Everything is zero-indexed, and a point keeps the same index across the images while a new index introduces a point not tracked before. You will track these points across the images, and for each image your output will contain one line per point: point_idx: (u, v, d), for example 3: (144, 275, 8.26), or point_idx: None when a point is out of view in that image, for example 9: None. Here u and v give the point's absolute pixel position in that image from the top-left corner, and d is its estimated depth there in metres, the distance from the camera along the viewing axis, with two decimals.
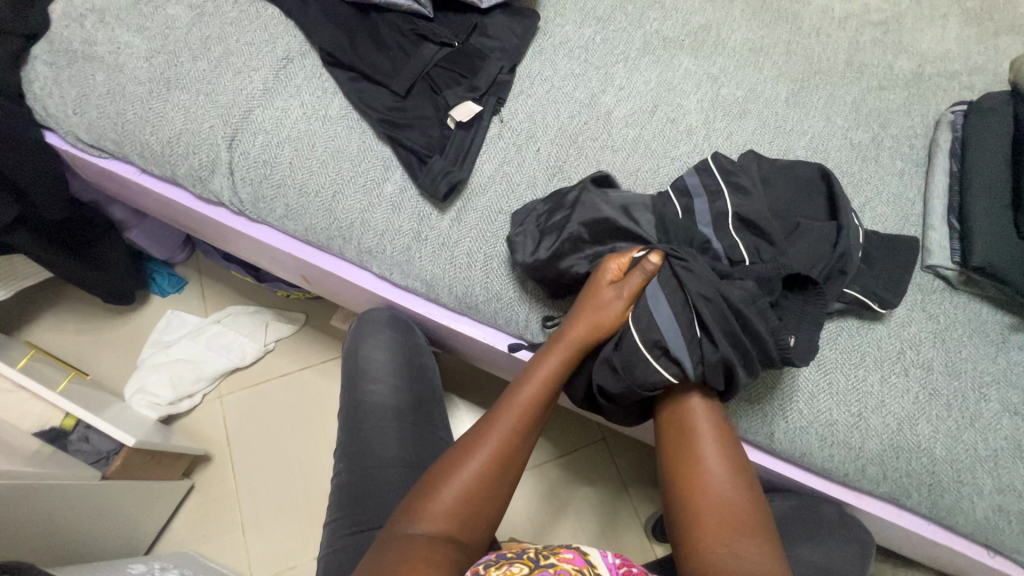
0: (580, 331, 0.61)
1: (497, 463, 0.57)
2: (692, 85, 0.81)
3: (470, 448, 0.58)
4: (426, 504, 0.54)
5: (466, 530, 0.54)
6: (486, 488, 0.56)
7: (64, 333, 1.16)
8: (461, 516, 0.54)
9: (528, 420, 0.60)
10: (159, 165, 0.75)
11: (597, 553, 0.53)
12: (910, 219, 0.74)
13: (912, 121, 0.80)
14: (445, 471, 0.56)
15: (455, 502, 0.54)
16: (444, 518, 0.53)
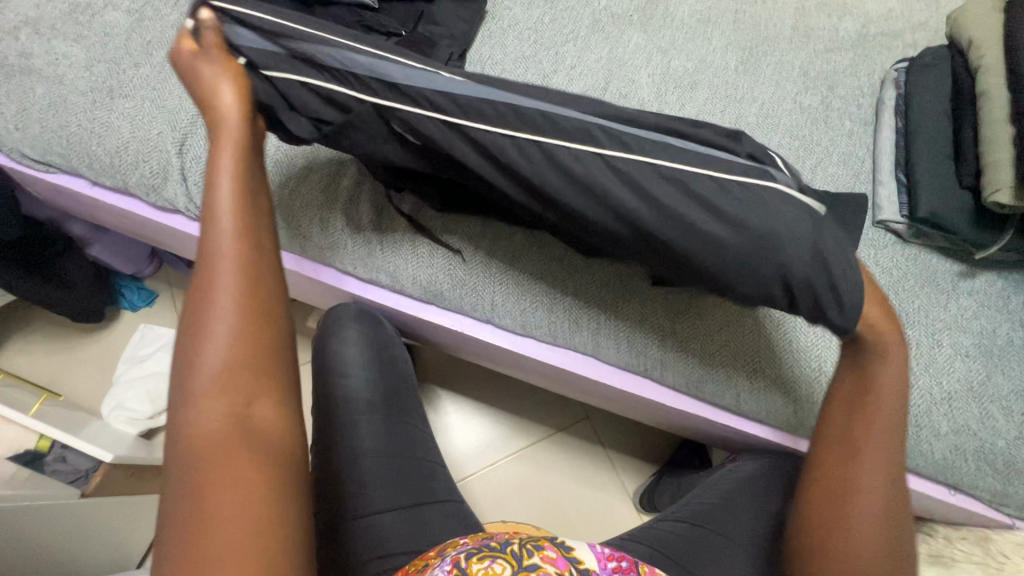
0: (230, 140, 0.54)
1: (249, 299, 0.49)
2: (643, 59, 0.82)
3: (209, 311, 0.48)
4: (189, 376, 0.46)
5: (261, 387, 0.47)
6: (247, 331, 0.48)
7: (34, 357, 1.14)
8: (244, 379, 0.47)
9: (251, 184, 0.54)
10: (109, 176, 0.73)
11: (587, 546, 0.52)
12: (860, 176, 0.76)
13: (859, 81, 0.82)
14: (198, 324, 0.48)
15: (221, 360, 0.46)
16: (224, 398, 0.45)
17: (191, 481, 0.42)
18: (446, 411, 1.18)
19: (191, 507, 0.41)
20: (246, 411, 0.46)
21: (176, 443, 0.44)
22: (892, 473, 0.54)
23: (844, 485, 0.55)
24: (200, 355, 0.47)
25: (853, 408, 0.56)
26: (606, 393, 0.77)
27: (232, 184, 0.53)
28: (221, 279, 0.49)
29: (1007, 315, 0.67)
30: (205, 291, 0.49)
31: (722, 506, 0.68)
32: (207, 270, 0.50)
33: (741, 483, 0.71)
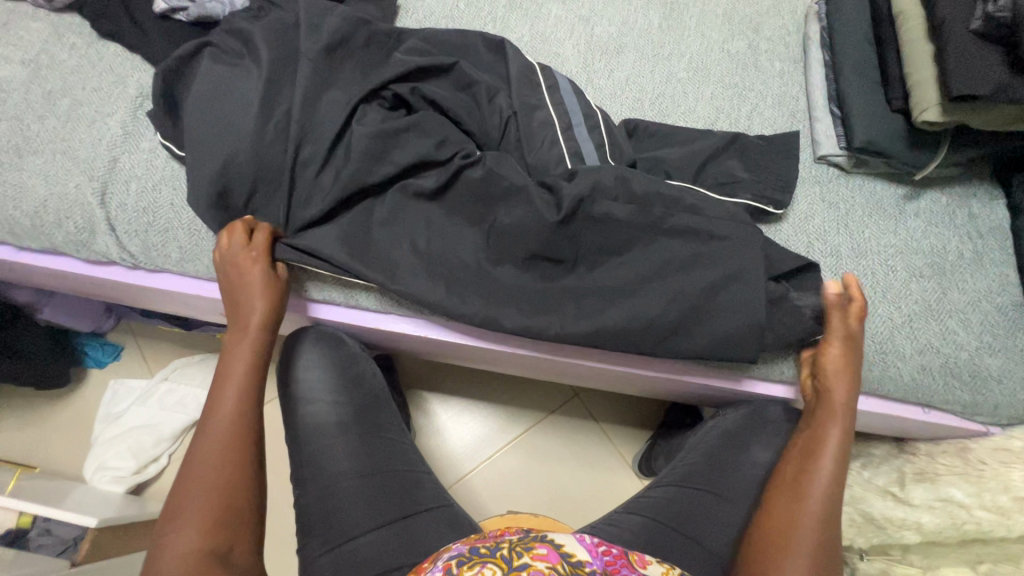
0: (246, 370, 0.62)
1: (228, 470, 0.55)
2: (565, 31, 0.80)
3: (183, 498, 0.53)
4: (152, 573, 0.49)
5: (237, 536, 0.53)
6: (217, 512, 0.53)
7: (5, 433, 1.10)
8: (218, 532, 0.52)
9: (240, 447, 0.57)
10: (34, 239, 0.70)
11: (574, 538, 0.48)
12: (797, 115, 0.75)
13: (782, 20, 0.81)
14: (163, 535, 0.51)
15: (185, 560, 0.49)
16: (189, 562, 0.49)
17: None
18: (435, 415, 1.17)
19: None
20: (224, 561, 0.50)
21: None
22: (828, 521, 0.55)
23: (782, 529, 0.54)
24: (177, 526, 0.52)
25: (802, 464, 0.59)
26: (577, 371, 0.77)
27: (243, 384, 0.61)
28: (199, 490, 0.53)
29: (955, 230, 0.68)
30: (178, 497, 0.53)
31: (705, 465, 0.69)
32: (198, 439, 0.58)
33: (722, 439, 0.71)
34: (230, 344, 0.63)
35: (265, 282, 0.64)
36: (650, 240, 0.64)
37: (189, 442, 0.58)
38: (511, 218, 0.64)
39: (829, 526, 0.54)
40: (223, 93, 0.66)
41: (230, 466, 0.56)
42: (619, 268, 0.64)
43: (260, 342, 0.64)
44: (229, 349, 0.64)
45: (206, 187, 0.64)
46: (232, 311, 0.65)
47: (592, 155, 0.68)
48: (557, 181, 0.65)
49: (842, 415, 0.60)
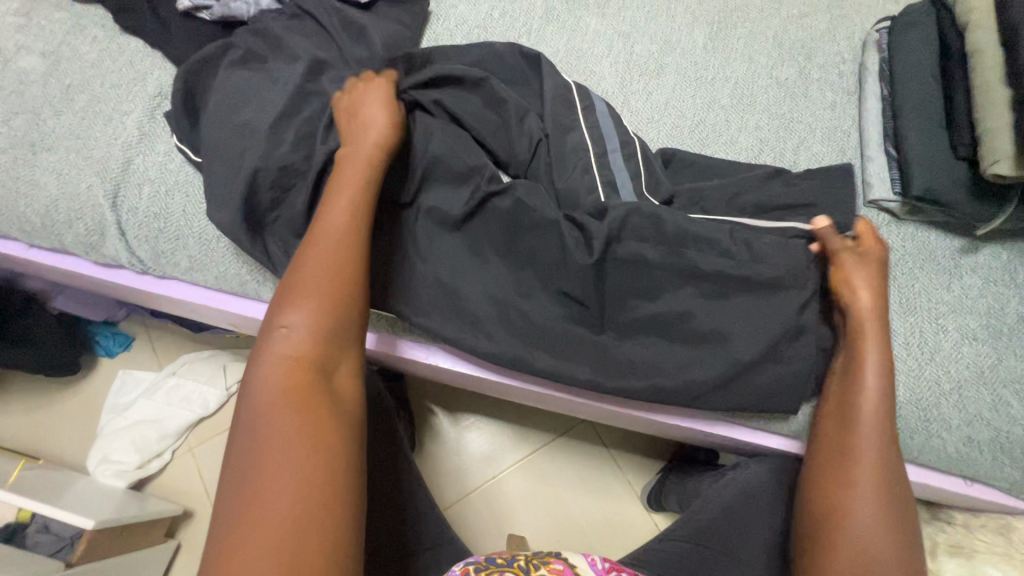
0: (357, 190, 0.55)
1: (337, 296, 0.51)
2: (603, 47, 0.76)
3: (283, 315, 0.49)
4: (251, 397, 0.46)
5: (338, 361, 0.50)
6: (318, 335, 0.49)
7: (13, 417, 1.10)
8: (324, 347, 0.49)
9: (346, 264, 0.52)
10: (44, 237, 0.68)
11: (586, 561, 0.53)
12: (847, 152, 0.70)
13: (838, 46, 0.76)
14: (258, 356, 0.48)
15: (283, 383, 0.46)
16: (291, 369, 0.47)
17: (257, 437, 0.43)
18: (442, 428, 1.14)
19: (250, 466, 0.42)
20: (322, 380, 0.48)
21: (239, 448, 0.44)
22: (886, 434, 0.55)
23: (841, 457, 0.56)
24: (286, 322, 0.49)
25: (842, 398, 0.57)
26: (591, 409, 0.73)
27: (357, 204, 0.55)
28: (300, 308, 0.49)
29: (1016, 290, 0.63)
30: (276, 313, 0.50)
31: (723, 522, 0.65)
32: (307, 247, 0.53)
33: (742, 498, 0.66)
34: (342, 160, 0.57)
35: (381, 104, 0.60)
36: (681, 283, 0.60)
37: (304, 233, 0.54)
38: (529, 252, 0.61)
39: (891, 443, 0.55)
40: (243, 99, 0.64)
41: (337, 286, 0.51)
42: (646, 311, 0.60)
43: (375, 158, 0.57)
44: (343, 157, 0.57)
45: (220, 197, 0.62)
46: (350, 129, 0.59)
47: (625, 186, 0.64)
48: (586, 216, 0.61)
49: (879, 328, 0.57)
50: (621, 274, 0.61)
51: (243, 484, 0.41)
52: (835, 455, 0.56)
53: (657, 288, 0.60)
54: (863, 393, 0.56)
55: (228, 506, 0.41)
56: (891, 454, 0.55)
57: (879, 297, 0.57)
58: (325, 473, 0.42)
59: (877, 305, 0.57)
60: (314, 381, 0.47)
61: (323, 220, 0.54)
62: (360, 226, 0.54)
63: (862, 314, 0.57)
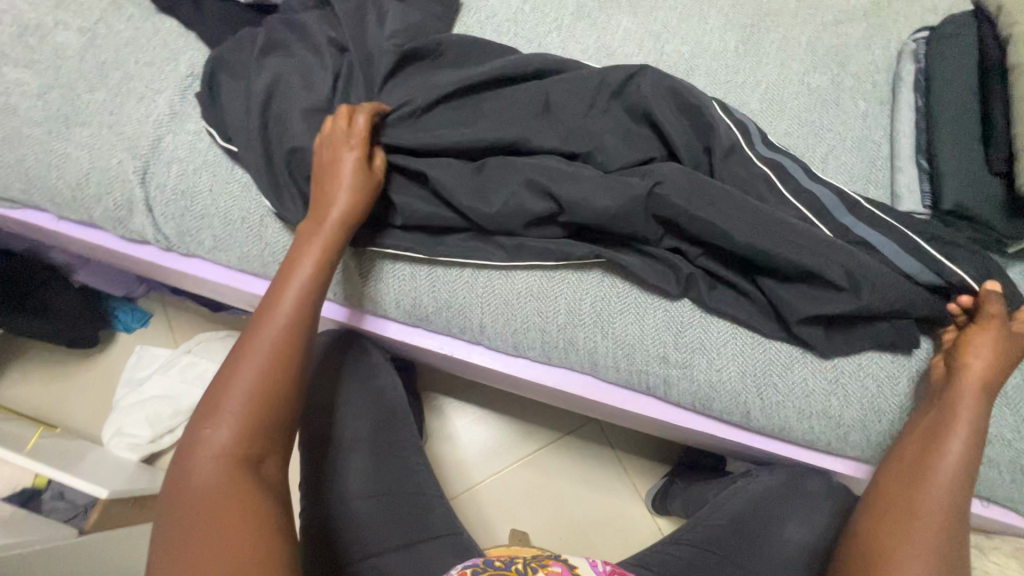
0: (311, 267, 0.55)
1: (274, 378, 0.51)
2: (634, 46, 0.75)
3: (218, 404, 0.50)
4: (179, 490, 0.47)
5: (272, 448, 0.50)
6: (248, 419, 0.49)
7: (31, 385, 1.12)
8: (254, 440, 0.49)
9: (284, 347, 0.52)
10: (73, 210, 0.69)
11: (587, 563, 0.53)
12: (877, 163, 0.69)
13: (873, 55, 0.74)
14: (185, 448, 0.48)
15: (210, 474, 0.46)
16: (221, 461, 0.47)
17: (179, 529, 0.44)
18: (449, 420, 1.15)
19: (176, 566, 0.43)
20: (252, 473, 0.48)
21: (165, 543, 0.45)
22: (953, 519, 0.48)
23: (898, 519, 0.49)
24: (218, 415, 0.49)
25: (909, 464, 0.52)
26: (603, 409, 0.73)
27: (304, 291, 0.55)
28: (230, 397, 0.50)
29: None
30: (212, 397, 0.50)
31: (732, 529, 0.64)
32: (248, 335, 0.53)
33: (754, 505, 0.66)
34: (296, 239, 0.57)
35: (356, 163, 0.57)
36: (699, 286, 0.60)
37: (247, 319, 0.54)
38: (546, 248, 0.61)
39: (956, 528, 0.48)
40: (274, 83, 0.64)
41: (269, 372, 0.51)
42: None
43: (329, 242, 0.57)
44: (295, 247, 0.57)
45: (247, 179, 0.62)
46: (314, 203, 0.58)
47: None
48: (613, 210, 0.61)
49: (979, 400, 0.51)
50: (643, 272, 0.61)
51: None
52: (893, 518, 0.50)
53: (679, 286, 0.60)
54: (951, 449, 0.50)
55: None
56: (953, 542, 0.48)
57: (995, 380, 0.52)
58: (250, 566, 0.42)
59: (991, 387, 0.52)
60: (243, 475, 0.47)
61: (267, 307, 0.54)
62: (303, 313, 0.54)
63: (968, 376, 0.52)
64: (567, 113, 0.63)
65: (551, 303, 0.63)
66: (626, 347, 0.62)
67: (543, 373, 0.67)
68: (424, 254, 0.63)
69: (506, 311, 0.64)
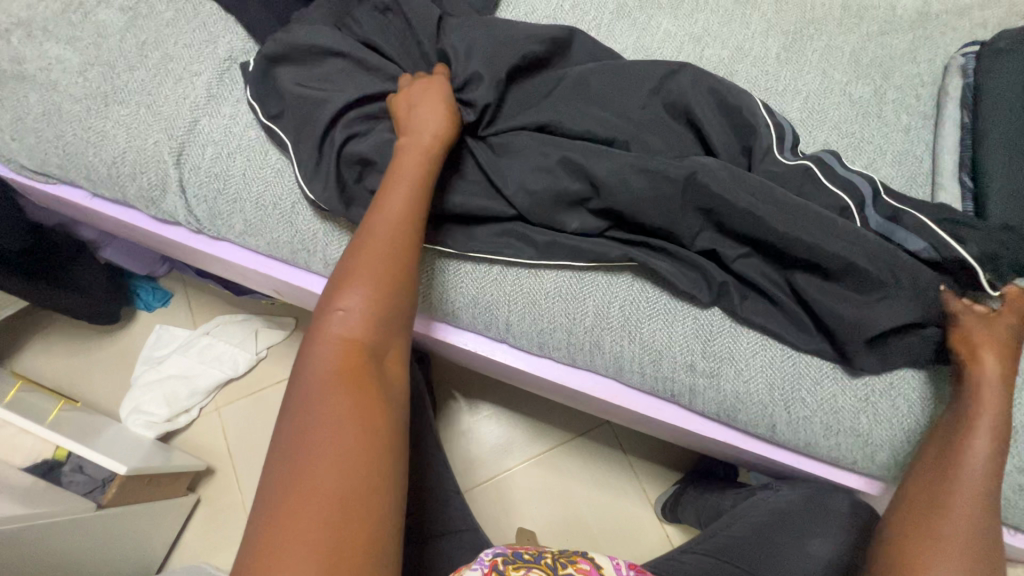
0: (416, 178, 0.56)
1: (392, 279, 0.51)
2: (673, 48, 0.74)
3: (339, 294, 0.49)
4: (306, 369, 0.46)
5: (389, 353, 0.49)
6: (370, 313, 0.48)
7: (53, 358, 1.14)
8: (376, 335, 0.48)
9: (400, 251, 0.52)
10: (108, 188, 0.70)
11: (612, 564, 0.51)
12: (918, 178, 0.67)
13: (918, 67, 0.73)
14: (311, 335, 0.48)
15: (337, 357, 0.46)
16: (349, 347, 0.47)
17: (310, 407, 0.43)
18: (462, 415, 1.15)
19: (291, 464, 0.41)
20: (375, 369, 0.47)
21: (291, 422, 0.43)
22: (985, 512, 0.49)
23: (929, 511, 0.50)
24: (339, 312, 0.48)
25: (939, 461, 0.52)
26: (622, 413, 0.73)
27: (410, 196, 0.55)
28: (357, 287, 0.49)
29: None
30: (333, 290, 0.50)
31: (754, 543, 0.64)
32: (361, 238, 0.52)
33: (775, 518, 0.66)
34: (398, 152, 0.57)
35: (439, 94, 0.60)
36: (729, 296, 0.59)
37: (362, 221, 0.54)
38: (577, 247, 0.61)
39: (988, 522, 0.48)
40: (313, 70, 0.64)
41: (386, 271, 0.51)
42: None
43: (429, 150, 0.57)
44: (394, 158, 0.57)
45: None
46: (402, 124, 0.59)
47: None
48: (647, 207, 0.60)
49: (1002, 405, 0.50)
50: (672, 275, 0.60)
51: (287, 480, 0.40)
52: (923, 509, 0.50)
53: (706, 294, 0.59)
54: (976, 449, 0.50)
55: (271, 500, 0.40)
56: (987, 533, 0.48)
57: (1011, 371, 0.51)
58: (373, 466, 0.41)
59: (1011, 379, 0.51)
60: (365, 369, 0.46)
61: (380, 211, 0.54)
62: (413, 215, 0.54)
63: (987, 382, 0.51)
64: (605, 111, 0.62)
65: (579, 305, 0.63)
66: (653, 354, 0.61)
67: (566, 375, 0.67)
68: (453, 249, 0.63)
69: (534, 310, 0.63)
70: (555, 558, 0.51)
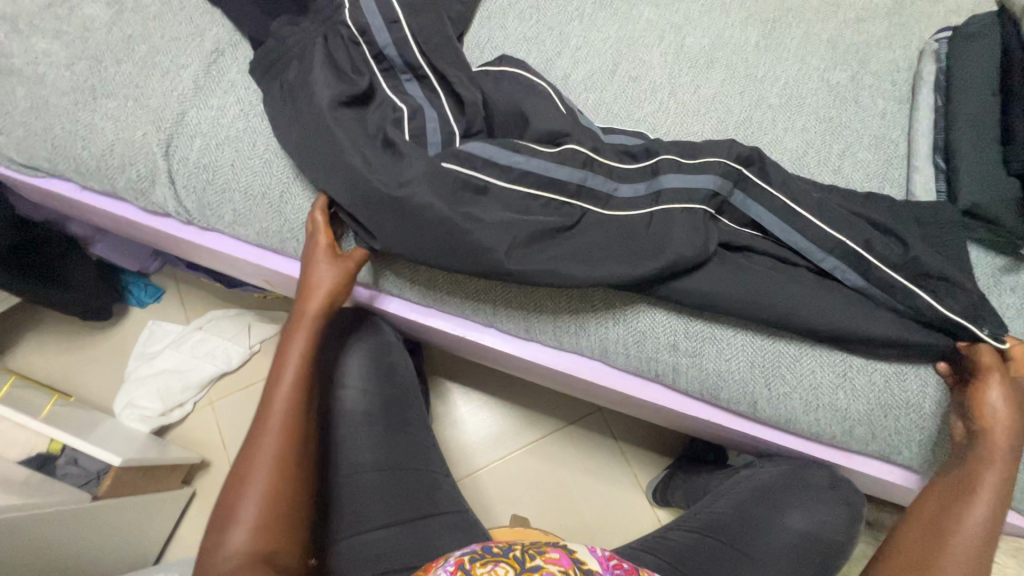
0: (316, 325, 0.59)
1: (288, 456, 0.52)
2: (655, 37, 0.76)
3: (234, 517, 0.49)
4: (207, 570, 0.47)
5: (284, 536, 0.49)
6: (274, 483, 0.50)
7: (46, 355, 1.14)
8: (277, 489, 0.50)
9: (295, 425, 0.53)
10: (98, 181, 0.71)
11: (586, 549, 0.52)
12: (894, 161, 0.69)
13: (894, 54, 0.74)
14: (214, 531, 0.49)
15: (253, 523, 0.48)
16: (248, 535, 0.48)
17: None
18: (454, 406, 1.16)
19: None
20: (270, 566, 0.47)
21: None
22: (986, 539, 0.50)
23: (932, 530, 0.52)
24: (226, 528, 0.48)
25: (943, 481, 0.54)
26: (609, 394, 0.74)
27: (290, 408, 0.54)
28: (250, 500, 0.49)
29: None
30: (233, 488, 0.50)
31: (737, 517, 0.66)
32: (250, 449, 0.52)
33: (757, 494, 0.68)
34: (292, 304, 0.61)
35: None
36: (706, 298, 0.58)
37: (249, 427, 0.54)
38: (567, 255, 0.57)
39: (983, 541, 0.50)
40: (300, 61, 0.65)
41: (284, 457, 0.52)
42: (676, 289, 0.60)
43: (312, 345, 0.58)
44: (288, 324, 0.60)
45: None
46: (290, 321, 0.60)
47: None
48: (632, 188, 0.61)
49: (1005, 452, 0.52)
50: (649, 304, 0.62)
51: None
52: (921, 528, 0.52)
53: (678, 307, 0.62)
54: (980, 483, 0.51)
55: None
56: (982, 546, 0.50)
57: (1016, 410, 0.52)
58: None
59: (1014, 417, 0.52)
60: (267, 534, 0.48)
61: (270, 396, 0.55)
62: (299, 414, 0.54)
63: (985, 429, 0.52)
64: None
65: (564, 287, 0.64)
66: (636, 335, 0.63)
67: (551, 356, 0.69)
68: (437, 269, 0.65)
69: (519, 294, 0.65)
70: (525, 550, 0.51)
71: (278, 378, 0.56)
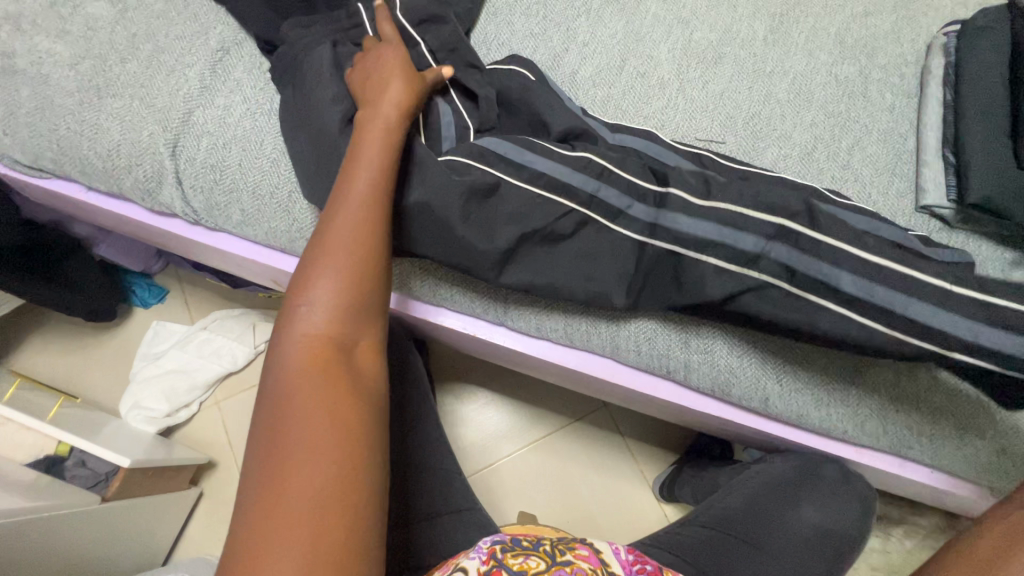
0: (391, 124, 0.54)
1: (364, 255, 0.49)
2: (662, 32, 0.75)
3: (308, 289, 0.47)
4: (287, 327, 0.46)
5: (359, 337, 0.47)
6: (354, 279, 0.47)
7: (51, 357, 1.14)
8: (355, 295, 0.47)
9: (372, 232, 0.50)
10: (104, 181, 0.70)
11: (610, 549, 0.53)
12: (903, 156, 0.69)
13: (902, 48, 0.74)
14: (294, 292, 0.47)
15: (330, 311, 0.46)
16: (327, 328, 0.45)
17: (284, 390, 0.42)
18: (461, 403, 1.16)
19: (272, 440, 0.40)
20: (341, 372, 0.44)
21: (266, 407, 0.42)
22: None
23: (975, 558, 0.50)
24: (306, 295, 0.47)
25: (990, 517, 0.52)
26: (619, 391, 0.74)
27: (362, 221, 0.50)
28: (328, 281, 0.47)
29: None
30: (312, 261, 0.48)
31: (749, 512, 0.66)
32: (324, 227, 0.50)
33: (768, 489, 0.68)
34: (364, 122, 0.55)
35: None
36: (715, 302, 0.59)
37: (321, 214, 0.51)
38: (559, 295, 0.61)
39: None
40: (309, 59, 0.65)
41: (360, 260, 0.48)
42: None
43: (393, 143, 0.53)
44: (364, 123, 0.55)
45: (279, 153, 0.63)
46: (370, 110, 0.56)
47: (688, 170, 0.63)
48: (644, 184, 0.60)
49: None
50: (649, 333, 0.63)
51: (264, 458, 0.39)
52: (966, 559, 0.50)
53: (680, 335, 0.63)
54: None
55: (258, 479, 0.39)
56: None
57: None
58: (354, 427, 0.41)
59: None
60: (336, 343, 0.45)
61: (345, 183, 0.51)
62: (373, 229, 0.50)
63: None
64: None
65: None
66: (648, 334, 0.63)
67: (560, 355, 0.68)
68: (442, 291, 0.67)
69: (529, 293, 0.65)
70: (554, 546, 0.52)
71: (355, 161, 0.52)
